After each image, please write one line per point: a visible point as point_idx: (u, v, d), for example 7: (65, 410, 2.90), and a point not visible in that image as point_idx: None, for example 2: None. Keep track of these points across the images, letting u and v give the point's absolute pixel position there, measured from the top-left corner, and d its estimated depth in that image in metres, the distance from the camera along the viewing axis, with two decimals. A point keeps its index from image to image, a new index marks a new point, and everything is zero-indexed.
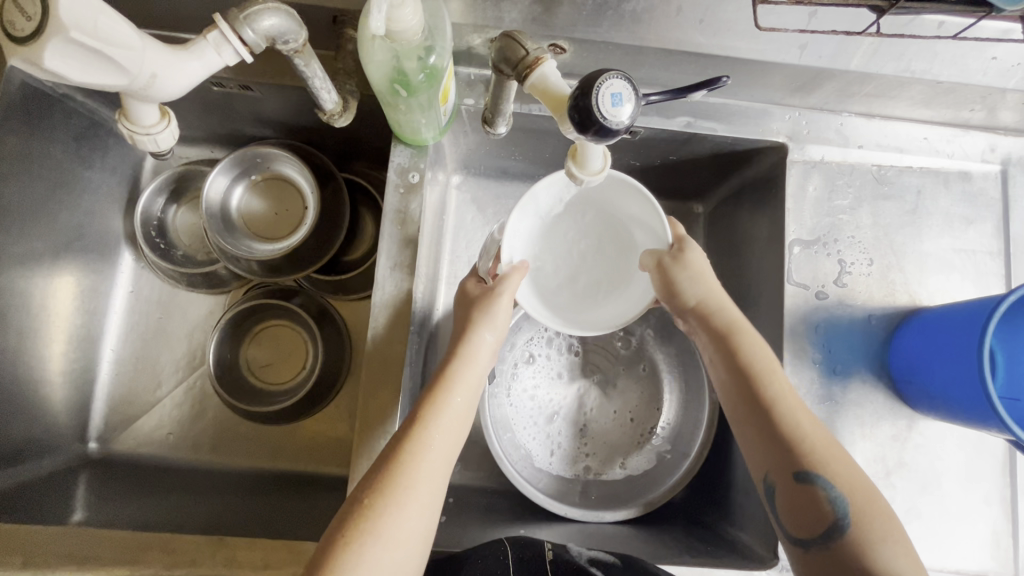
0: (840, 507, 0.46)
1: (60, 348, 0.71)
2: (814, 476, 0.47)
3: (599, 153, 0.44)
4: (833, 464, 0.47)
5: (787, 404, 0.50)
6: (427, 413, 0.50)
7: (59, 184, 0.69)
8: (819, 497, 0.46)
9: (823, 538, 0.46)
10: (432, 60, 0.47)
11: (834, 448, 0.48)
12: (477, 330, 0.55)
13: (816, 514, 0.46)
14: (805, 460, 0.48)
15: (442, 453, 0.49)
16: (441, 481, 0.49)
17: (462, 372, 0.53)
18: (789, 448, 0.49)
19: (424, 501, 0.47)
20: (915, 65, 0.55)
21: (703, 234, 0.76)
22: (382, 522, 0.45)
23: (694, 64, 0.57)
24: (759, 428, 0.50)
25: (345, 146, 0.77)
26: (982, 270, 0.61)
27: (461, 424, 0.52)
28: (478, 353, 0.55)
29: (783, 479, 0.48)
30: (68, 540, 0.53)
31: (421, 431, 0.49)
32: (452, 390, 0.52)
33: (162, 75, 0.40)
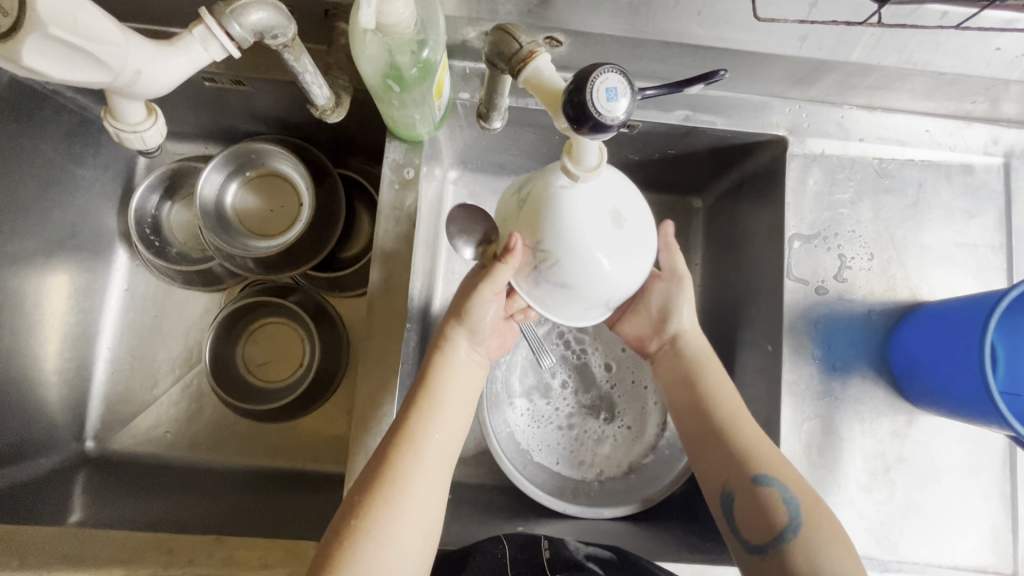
0: (792, 507, 0.49)
1: (54, 348, 0.71)
2: (769, 478, 0.50)
3: (594, 149, 0.43)
4: (780, 465, 0.51)
5: (741, 420, 0.55)
6: (417, 407, 0.50)
7: (50, 182, 0.68)
8: (776, 499, 0.49)
9: (776, 541, 0.48)
10: (424, 54, 0.46)
11: (780, 458, 0.52)
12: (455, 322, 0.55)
13: (772, 514, 0.49)
14: (761, 465, 0.51)
15: (437, 448, 0.50)
16: (439, 475, 0.49)
17: (447, 364, 0.53)
18: (742, 456, 0.52)
19: (421, 495, 0.47)
20: (917, 56, 0.54)
21: (703, 228, 0.76)
22: (376, 519, 0.45)
23: (692, 57, 0.56)
24: (714, 445, 0.54)
25: (340, 141, 0.77)
26: (984, 264, 0.60)
27: (456, 417, 0.52)
28: (460, 347, 0.54)
29: (741, 484, 0.51)
30: (64, 541, 0.53)
31: (410, 427, 0.49)
32: (440, 383, 0.52)
33: (146, 71, 0.39)
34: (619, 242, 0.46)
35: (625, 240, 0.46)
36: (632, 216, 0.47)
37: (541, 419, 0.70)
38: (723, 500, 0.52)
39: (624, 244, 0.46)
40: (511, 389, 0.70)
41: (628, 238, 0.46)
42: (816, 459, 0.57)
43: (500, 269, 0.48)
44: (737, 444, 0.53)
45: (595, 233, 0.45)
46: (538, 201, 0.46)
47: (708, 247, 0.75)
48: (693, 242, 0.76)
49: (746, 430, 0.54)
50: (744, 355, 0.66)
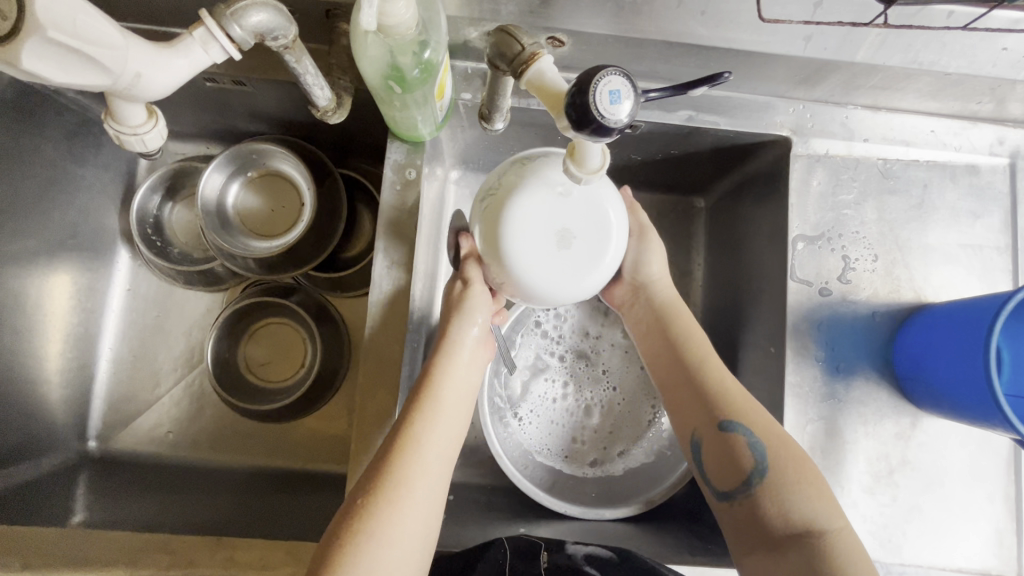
0: (759, 452, 0.49)
1: (57, 348, 0.71)
2: (735, 424, 0.51)
3: (598, 151, 0.43)
4: (753, 414, 0.51)
5: (713, 366, 0.55)
6: (417, 410, 0.50)
7: (52, 182, 0.68)
8: (741, 443, 0.50)
9: (744, 486, 0.49)
10: (426, 55, 0.46)
11: (750, 404, 0.51)
12: (457, 325, 0.55)
13: (737, 459, 0.49)
14: (727, 409, 0.52)
15: (437, 450, 0.49)
16: (438, 479, 0.49)
17: (448, 368, 0.53)
18: (708, 404, 0.53)
19: (421, 499, 0.47)
20: (923, 56, 0.54)
21: (705, 228, 0.75)
22: (378, 522, 0.45)
23: (695, 57, 0.56)
24: (685, 393, 0.55)
25: (342, 141, 0.76)
26: (989, 265, 0.60)
27: (455, 421, 0.52)
28: (462, 351, 0.55)
29: (709, 431, 0.52)
30: (66, 542, 0.53)
31: (410, 430, 0.49)
32: (441, 387, 0.52)
33: (146, 73, 0.39)
34: (567, 252, 0.49)
35: (570, 253, 0.50)
36: (581, 233, 0.50)
37: (543, 420, 0.70)
38: (693, 447, 0.54)
39: (568, 258, 0.50)
40: (513, 391, 0.70)
41: (578, 249, 0.50)
42: (819, 462, 0.56)
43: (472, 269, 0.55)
44: (708, 392, 0.54)
45: (541, 258, 0.49)
46: (502, 198, 0.50)
47: (710, 247, 0.75)
48: (695, 242, 0.76)
49: (716, 375, 0.54)
50: (746, 356, 0.66)
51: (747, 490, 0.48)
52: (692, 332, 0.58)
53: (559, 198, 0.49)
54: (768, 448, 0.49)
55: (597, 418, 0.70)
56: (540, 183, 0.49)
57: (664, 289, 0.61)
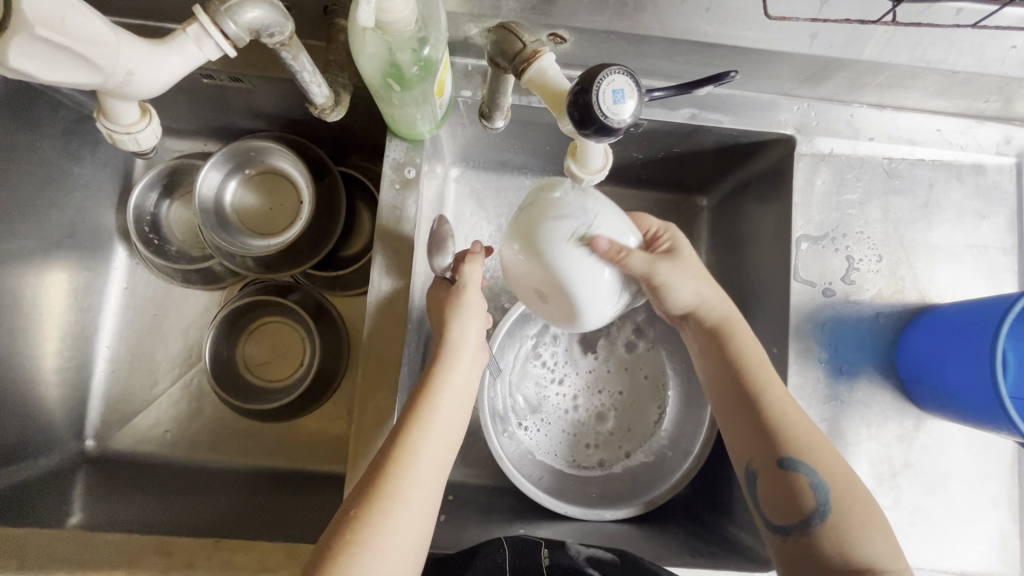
0: (821, 492, 0.48)
1: (54, 347, 0.70)
2: (796, 462, 0.49)
3: (599, 152, 0.42)
4: (816, 451, 0.49)
5: (772, 394, 0.52)
6: (414, 417, 0.49)
7: (47, 180, 0.67)
8: (803, 483, 0.48)
9: (801, 525, 0.48)
10: (425, 52, 0.45)
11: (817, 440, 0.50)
12: (455, 329, 0.54)
13: (798, 498, 0.48)
14: (791, 447, 0.50)
15: (431, 457, 0.48)
16: (433, 487, 0.48)
17: (447, 375, 0.52)
18: (770, 438, 0.51)
19: (415, 507, 0.46)
20: (930, 54, 0.53)
21: (707, 227, 0.75)
22: (371, 533, 0.44)
23: (699, 54, 0.55)
24: (745, 421, 0.53)
25: (340, 138, 0.76)
26: (995, 266, 0.59)
27: (451, 428, 0.51)
28: (463, 357, 0.54)
29: (766, 464, 0.51)
30: (62, 543, 0.53)
31: (405, 437, 0.48)
32: (438, 393, 0.51)
33: (139, 71, 0.38)
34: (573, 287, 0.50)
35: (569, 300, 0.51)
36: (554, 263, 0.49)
37: (543, 420, 0.69)
38: (747, 476, 0.52)
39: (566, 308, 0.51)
40: (515, 389, 0.69)
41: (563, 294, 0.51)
42: None
43: (473, 270, 0.56)
44: (767, 422, 0.51)
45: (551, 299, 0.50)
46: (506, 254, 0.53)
47: (712, 246, 0.74)
48: (697, 242, 0.75)
49: (777, 401, 0.52)
50: None
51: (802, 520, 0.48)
52: (753, 355, 0.55)
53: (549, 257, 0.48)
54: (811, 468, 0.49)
55: (601, 419, 0.69)
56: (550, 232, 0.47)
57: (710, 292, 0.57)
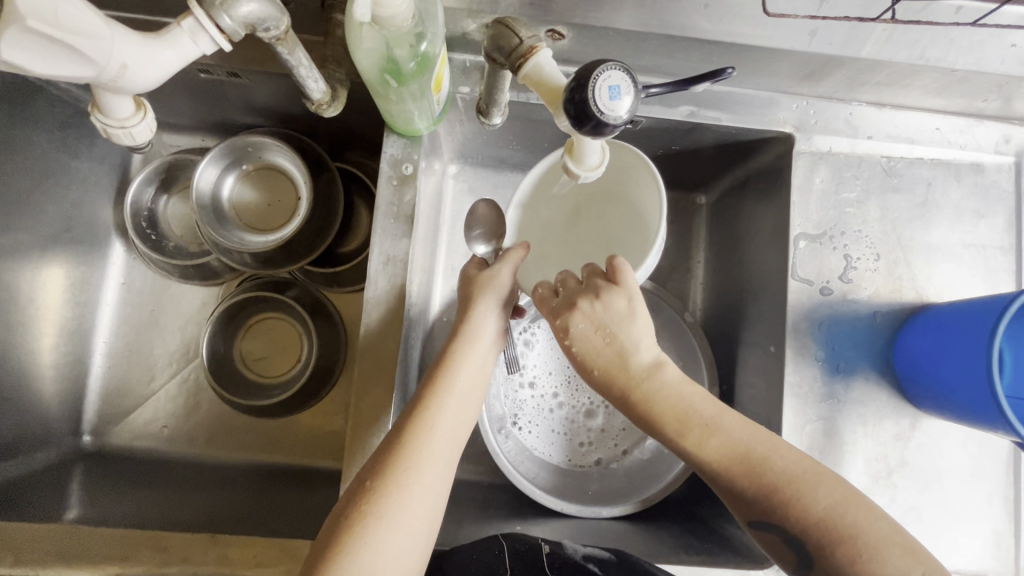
0: (795, 542, 0.43)
1: (50, 342, 0.70)
2: (762, 524, 0.44)
3: (597, 148, 0.42)
4: (781, 496, 0.43)
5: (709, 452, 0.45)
6: (431, 394, 0.49)
7: (44, 174, 0.67)
8: (777, 540, 0.44)
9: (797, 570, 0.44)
10: (422, 47, 0.45)
11: (777, 486, 0.43)
12: (477, 310, 0.53)
13: (778, 551, 0.44)
14: (755, 510, 0.44)
15: (448, 433, 0.48)
16: (448, 464, 0.47)
17: (466, 355, 0.52)
18: (730, 498, 0.45)
19: (430, 482, 0.45)
20: (930, 52, 0.52)
21: (706, 225, 0.75)
22: (385, 505, 0.43)
23: (698, 51, 0.55)
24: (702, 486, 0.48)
25: (338, 134, 0.75)
26: (992, 265, 0.59)
27: (466, 408, 0.50)
28: (484, 335, 0.53)
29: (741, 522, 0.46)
30: (57, 539, 0.53)
31: (423, 414, 0.48)
32: (456, 371, 0.51)
33: (133, 65, 0.38)
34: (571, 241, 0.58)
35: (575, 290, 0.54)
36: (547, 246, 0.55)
37: (540, 418, 0.69)
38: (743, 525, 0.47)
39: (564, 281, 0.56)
40: (512, 387, 0.69)
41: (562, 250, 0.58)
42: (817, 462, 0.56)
43: (510, 257, 0.55)
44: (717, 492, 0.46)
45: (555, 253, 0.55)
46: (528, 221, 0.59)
47: (710, 244, 0.74)
48: (695, 239, 0.75)
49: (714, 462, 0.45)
50: (745, 355, 0.65)
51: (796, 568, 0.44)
52: (677, 411, 0.46)
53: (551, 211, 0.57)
54: (781, 523, 0.43)
55: (599, 416, 0.69)
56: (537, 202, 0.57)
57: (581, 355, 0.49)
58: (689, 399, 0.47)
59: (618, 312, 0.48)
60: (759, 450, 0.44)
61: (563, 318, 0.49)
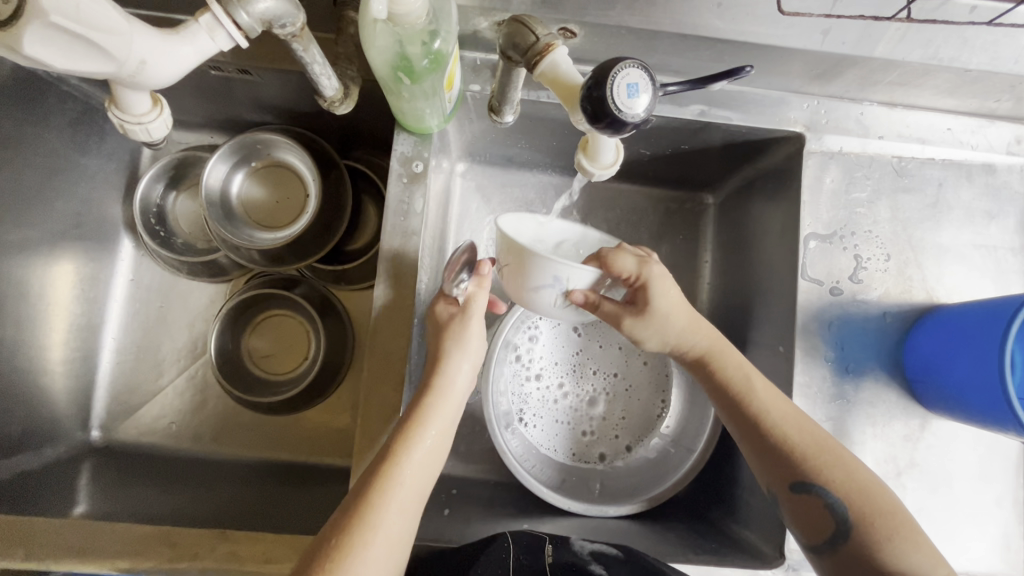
0: (839, 511, 0.46)
1: (60, 338, 0.70)
2: (811, 485, 0.48)
3: (610, 146, 0.42)
4: (828, 462, 0.48)
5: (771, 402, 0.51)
6: (401, 447, 0.48)
7: (55, 170, 0.67)
8: (820, 506, 0.47)
9: (830, 541, 0.47)
10: (436, 45, 0.45)
11: (826, 449, 0.49)
12: (450, 363, 0.53)
13: (818, 520, 0.47)
14: (801, 471, 0.48)
15: (413, 490, 0.47)
16: (410, 522, 0.46)
17: (437, 407, 0.51)
18: (780, 456, 0.49)
19: (394, 539, 0.45)
20: (943, 52, 0.52)
21: (713, 225, 0.74)
22: (348, 567, 0.42)
23: (710, 50, 0.55)
24: (756, 440, 0.51)
25: (347, 131, 0.75)
26: (1002, 267, 0.59)
27: (434, 462, 0.50)
28: (452, 384, 0.53)
29: (783, 489, 0.49)
30: (70, 534, 0.53)
31: (391, 469, 0.47)
32: (427, 424, 0.50)
33: (151, 60, 0.38)
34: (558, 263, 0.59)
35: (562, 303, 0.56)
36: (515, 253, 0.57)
37: (548, 416, 0.69)
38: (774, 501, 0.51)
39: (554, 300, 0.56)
40: (519, 385, 0.69)
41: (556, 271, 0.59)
42: None
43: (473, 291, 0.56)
44: (775, 440, 0.50)
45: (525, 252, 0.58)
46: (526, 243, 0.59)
47: (718, 243, 0.74)
48: (703, 239, 0.75)
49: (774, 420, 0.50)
50: (753, 355, 0.65)
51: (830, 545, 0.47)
52: (743, 369, 0.54)
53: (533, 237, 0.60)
54: (831, 486, 0.47)
55: (605, 413, 0.69)
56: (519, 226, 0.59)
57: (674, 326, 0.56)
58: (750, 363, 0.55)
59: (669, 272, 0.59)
60: (806, 416, 0.51)
61: (654, 263, 0.56)
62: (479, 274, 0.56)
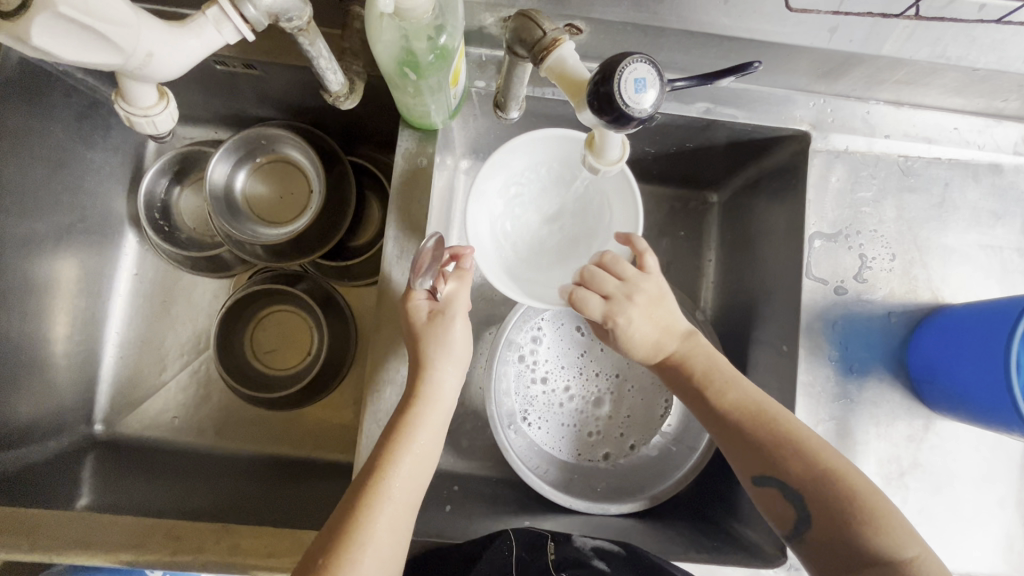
0: (794, 500, 0.47)
1: (64, 331, 0.71)
2: (772, 479, 0.48)
3: (617, 143, 0.42)
4: (788, 456, 0.47)
5: (733, 401, 0.51)
6: (388, 459, 0.48)
7: (60, 164, 0.67)
8: (779, 497, 0.48)
9: (796, 532, 0.47)
10: (442, 40, 0.45)
11: (787, 440, 0.48)
12: (438, 367, 0.52)
13: (780, 512, 0.48)
14: (765, 467, 0.48)
15: (402, 501, 0.47)
16: (403, 533, 0.46)
17: (423, 416, 0.51)
18: (747, 454, 0.49)
19: (385, 552, 0.45)
20: (951, 50, 0.52)
21: (717, 224, 0.74)
22: None
23: (717, 47, 0.54)
24: (720, 441, 0.51)
25: (351, 127, 0.75)
26: (1008, 267, 0.59)
27: (423, 470, 0.49)
28: (440, 386, 0.52)
29: (750, 485, 0.50)
30: (73, 526, 0.54)
31: (378, 483, 0.47)
32: (414, 434, 0.49)
33: (159, 53, 0.38)
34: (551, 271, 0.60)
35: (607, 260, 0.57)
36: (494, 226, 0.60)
37: (551, 414, 0.68)
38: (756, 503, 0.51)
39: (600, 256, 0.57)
40: (522, 385, 0.68)
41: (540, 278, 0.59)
42: None
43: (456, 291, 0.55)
44: (736, 442, 0.50)
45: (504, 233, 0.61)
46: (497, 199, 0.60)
47: (722, 242, 0.73)
48: (707, 238, 0.75)
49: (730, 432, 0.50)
50: (755, 354, 0.64)
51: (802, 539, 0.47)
52: (705, 368, 0.53)
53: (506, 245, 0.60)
54: (791, 477, 0.47)
55: (607, 410, 0.69)
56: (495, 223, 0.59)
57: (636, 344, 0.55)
58: (718, 362, 0.54)
59: (651, 290, 0.55)
60: (770, 407, 0.50)
61: (623, 312, 0.53)
62: (461, 269, 0.55)
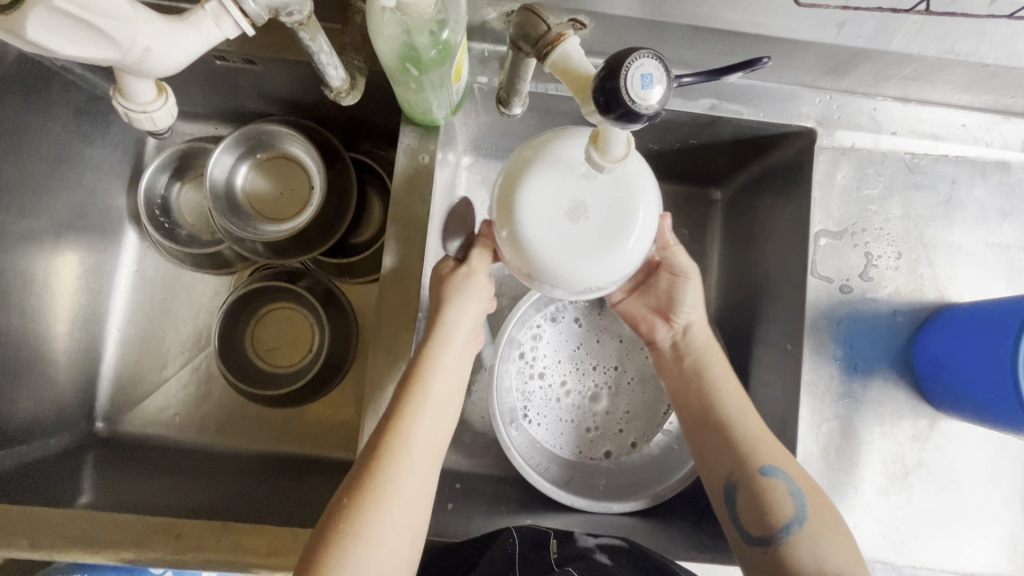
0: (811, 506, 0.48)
1: (64, 328, 0.70)
2: (774, 471, 0.50)
3: (622, 139, 0.39)
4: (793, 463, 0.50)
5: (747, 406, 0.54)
6: (405, 407, 0.48)
7: (60, 160, 0.67)
8: (780, 490, 0.49)
9: (778, 534, 0.48)
10: (444, 35, 0.44)
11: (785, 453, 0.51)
12: (453, 309, 0.52)
13: (772, 511, 0.48)
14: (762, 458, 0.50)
15: (423, 446, 0.48)
16: (425, 477, 0.48)
17: (440, 360, 0.51)
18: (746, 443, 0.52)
19: (407, 497, 0.46)
20: (960, 46, 0.51)
21: (721, 221, 0.74)
22: (363, 525, 0.44)
23: (721, 42, 0.54)
24: (721, 429, 0.53)
25: (352, 123, 0.75)
26: (1015, 265, 0.58)
27: (443, 416, 0.50)
28: (453, 344, 0.52)
29: (747, 477, 0.50)
30: (75, 524, 0.53)
31: (400, 427, 0.48)
32: (431, 379, 0.50)
33: (156, 48, 0.38)
34: (572, 237, 0.43)
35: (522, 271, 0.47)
36: (589, 206, 0.43)
37: (552, 412, 0.68)
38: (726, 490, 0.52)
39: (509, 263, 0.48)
40: (522, 384, 0.68)
41: (597, 234, 0.43)
42: (833, 462, 0.55)
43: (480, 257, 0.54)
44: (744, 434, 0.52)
45: (556, 220, 0.43)
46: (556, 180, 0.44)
47: (725, 239, 0.73)
48: (711, 235, 0.74)
49: (754, 423, 0.53)
50: (760, 352, 0.64)
51: (768, 534, 0.48)
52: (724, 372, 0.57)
53: (577, 184, 0.43)
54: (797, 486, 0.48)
55: (610, 409, 0.69)
56: (548, 167, 0.44)
57: (702, 331, 0.59)
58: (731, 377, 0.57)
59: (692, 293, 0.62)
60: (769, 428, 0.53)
61: None
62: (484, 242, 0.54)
